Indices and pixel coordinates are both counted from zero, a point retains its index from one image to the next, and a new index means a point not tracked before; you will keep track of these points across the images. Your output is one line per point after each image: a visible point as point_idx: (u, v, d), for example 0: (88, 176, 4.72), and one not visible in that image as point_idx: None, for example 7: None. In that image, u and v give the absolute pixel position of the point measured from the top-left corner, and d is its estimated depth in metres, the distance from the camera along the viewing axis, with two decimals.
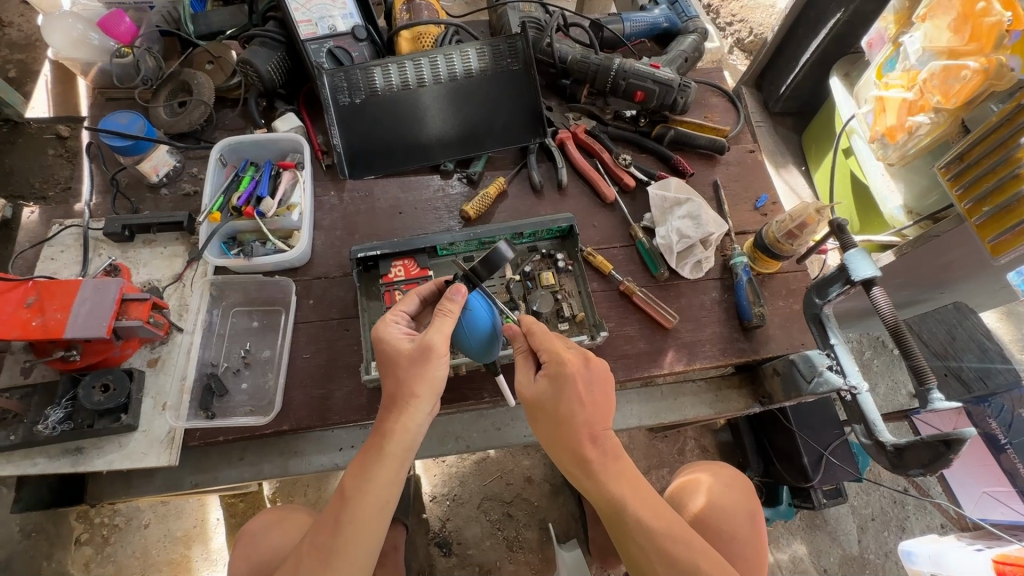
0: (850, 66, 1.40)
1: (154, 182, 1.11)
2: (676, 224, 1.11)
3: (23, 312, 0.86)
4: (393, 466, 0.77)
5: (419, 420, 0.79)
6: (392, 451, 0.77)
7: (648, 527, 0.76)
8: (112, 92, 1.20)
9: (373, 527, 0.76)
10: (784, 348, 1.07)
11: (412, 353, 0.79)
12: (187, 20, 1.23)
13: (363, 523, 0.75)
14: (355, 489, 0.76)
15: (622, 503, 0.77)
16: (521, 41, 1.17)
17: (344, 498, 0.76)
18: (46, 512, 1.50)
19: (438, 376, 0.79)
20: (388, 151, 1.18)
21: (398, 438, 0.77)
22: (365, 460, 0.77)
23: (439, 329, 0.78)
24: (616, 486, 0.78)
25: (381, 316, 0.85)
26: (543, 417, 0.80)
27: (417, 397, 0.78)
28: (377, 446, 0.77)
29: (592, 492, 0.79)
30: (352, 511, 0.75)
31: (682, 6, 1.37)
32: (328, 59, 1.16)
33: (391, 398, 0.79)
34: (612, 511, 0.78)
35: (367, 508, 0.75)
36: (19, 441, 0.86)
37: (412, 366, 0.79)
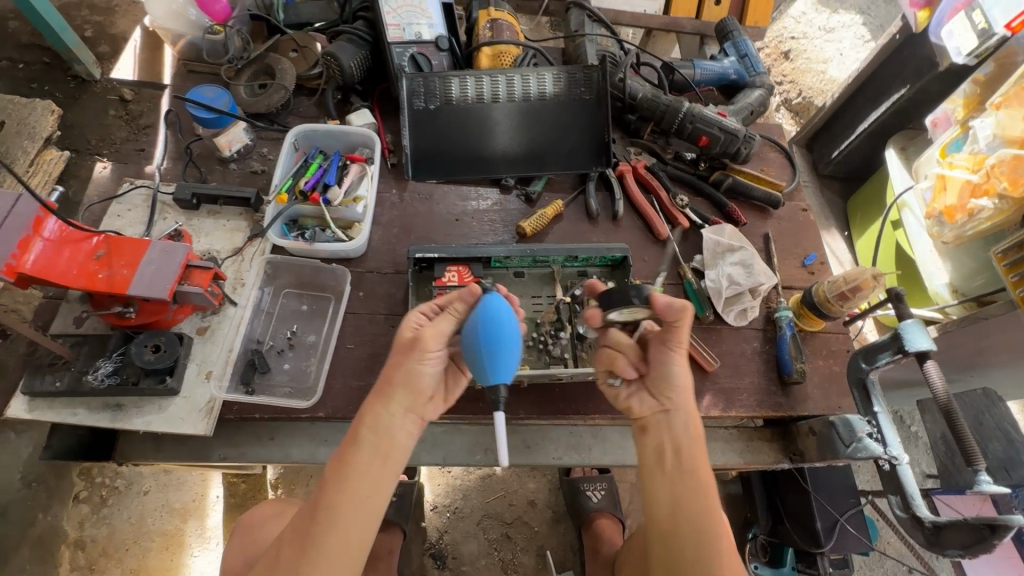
0: (907, 141, 1.40)
1: (225, 156, 1.14)
2: (727, 269, 1.12)
3: (91, 263, 0.87)
4: (372, 460, 0.73)
5: (394, 410, 0.76)
6: (367, 439, 0.73)
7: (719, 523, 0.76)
8: (196, 66, 1.25)
9: (364, 524, 0.71)
10: (820, 409, 1.07)
11: (403, 343, 0.77)
12: (279, 9, 1.29)
13: (345, 521, 0.70)
14: (331, 484, 0.72)
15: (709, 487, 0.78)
16: (597, 73, 1.20)
17: (319, 495, 0.72)
18: (52, 464, 1.50)
19: (421, 372, 0.76)
20: (452, 158, 1.20)
21: (375, 427, 0.75)
22: (342, 455, 0.74)
23: (436, 330, 0.77)
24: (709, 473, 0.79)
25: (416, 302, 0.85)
26: (686, 373, 0.84)
27: (391, 386, 0.76)
28: (353, 435, 0.75)
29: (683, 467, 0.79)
30: (334, 500, 0.71)
31: (751, 61, 1.40)
32: (409, 63, 1.20)
33: (377, 389, 0.77)
34: (702, 492, 0.77)
35: (349, 499, 0.71)
36: (65, 388, 0.87)
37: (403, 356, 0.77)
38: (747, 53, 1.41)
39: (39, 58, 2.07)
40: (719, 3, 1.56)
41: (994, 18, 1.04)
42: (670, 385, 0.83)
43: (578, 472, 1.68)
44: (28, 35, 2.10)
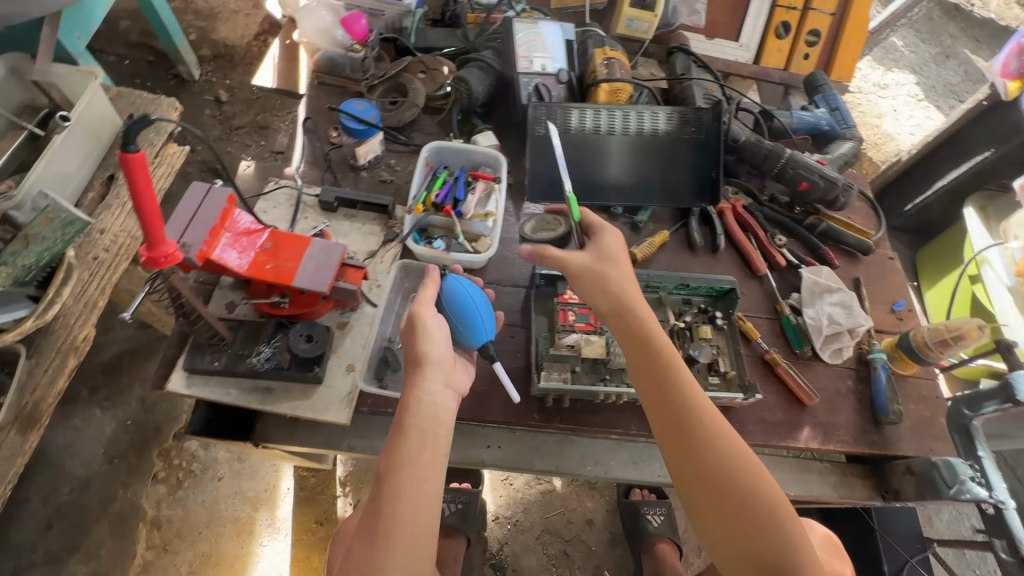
0: (986, 201, 1.50)
1: (359, 163, 1.22)
2: (828, 308, 1.18)
3: (260, 254, 0.94)
4: (426, 449, 0.77)
5: (431, 387, 0.82)
6: (414, 425, 0.78)
7: (728, 450, 0.78)
8: (328, 79, 1.33)
9: (424, 507, 0.74)
10: (914, 451, 1.10)
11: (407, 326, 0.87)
12: (412, 33, 1.40)
13: (411, 509, 0.73)
14: (391, 471, 0.75)
15: (695, 416, 0.80)
16: (708, 115, 1.28)
17: (379, 484, 0.75)
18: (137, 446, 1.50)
19: (429, 335, 0.85)
20: (566, 183, 1.27)
21: (415, 406, 0.80)
22: (390, 445, 0.77)
23: (423, 298, 0.89)
24: (695, 404, 0.81)
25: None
26: (622, 279, 0.91)
27: (422, 364, 0.83)
28: (398, 421, 0.80)
29: (665, 405, 0.82)
30: (394, 488, 0.74)
31: (842, 114, 1.48)
32: (532, 92, 1.28)
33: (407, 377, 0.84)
34: (689, 425, 0.80)
35: (409, 484, 0.74)
36: (224, 368, 0.93)
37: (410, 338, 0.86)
38: (838, 107, 1.49)
39: (145, 57, 2.21)
40: (808, 57, 1.66)
41: None
42: (596, 287, 0.90)
43: (637, 495, 1.70)
44: (138, 35, 2.23)
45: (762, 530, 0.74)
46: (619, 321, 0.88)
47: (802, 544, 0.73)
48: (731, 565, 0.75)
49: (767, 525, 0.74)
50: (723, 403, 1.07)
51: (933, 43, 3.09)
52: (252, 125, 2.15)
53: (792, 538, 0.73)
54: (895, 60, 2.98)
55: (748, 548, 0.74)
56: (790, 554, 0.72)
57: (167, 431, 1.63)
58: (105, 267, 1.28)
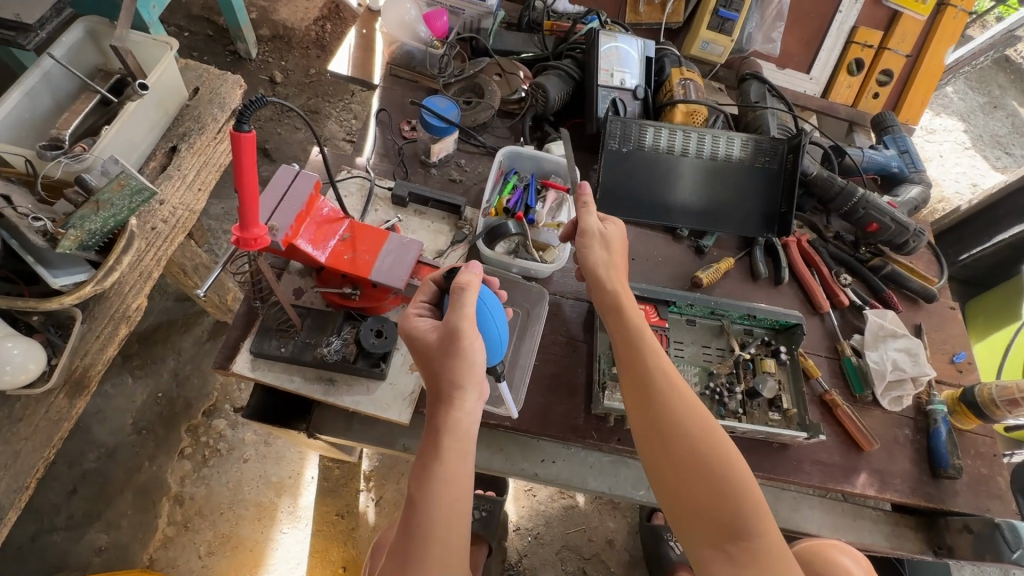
0: None
1: (431, 160, 1.21)
2: (892, 354, 1.16)
3: (338, 244, 0.93)
4: (458, 470, 0.74)
5: (469, 407, 0.78)
6: (449, 447, 0.74)
7: (690, 415, 0.80)
8: (400, 71, 1.33)
9: (458, 523, 0.72)
10: (971, 508, 1.08)
11: (440, 343, 0.77)
12: (490, 35, 1.40)
13: (441, 526, 0.70)
14: (425, 490, 0.71)
15: (657, 381, 0.83)
16: (783, 146, 1.28)
17: (411, 505, 0.71)
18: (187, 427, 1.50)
19: (474, 359, 0.76)
20: (633, 200, 1.26)
21: (452, 423, 0.76)
22: (424, 466, 0.73)
23: (463, 314, 0.77)
24: (657, 370, 0.84)
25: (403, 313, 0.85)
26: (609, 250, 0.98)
27: (462, 388, 0.77)
28: (433, 442, 0.75)
29: (631, 371, 0.86)
30: (428, 513, 0.70)
31: (912, 158, 1.47)
32: (609, 106, 1.27)
33: (437, 395, 0.78)
34: (650, 390, 0.83)
35: (444, 507, 0.71)
36: (290, 355, 0.92)
37: (444, 356, 0.77)
38: (908, 150, 1.48)
39: (204, 31, 2.21)
40: (877, 96, 1.64)
41: None
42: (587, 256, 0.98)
43: (660, 520, 1.67)
44: (200, 9, 2.24)
45: (719, 494, 0.74)
46: (600, 296, 0.95)
47: (760, 510, 0.72)
48: (692, 526, 0.75)
49: (728, 491, 0.74)
50: (782, 439, 1.05)
51: (982, 92, 3.07)
52: (304, 108, 2.15)
53: (751, 504, 0.73)
54: (944, 105, 2.97)
55: (705, 511, 0.74)
56: (747, 519, 0.72)
57: (197, 407, 1.63)
58: (163, 237, 1.22)
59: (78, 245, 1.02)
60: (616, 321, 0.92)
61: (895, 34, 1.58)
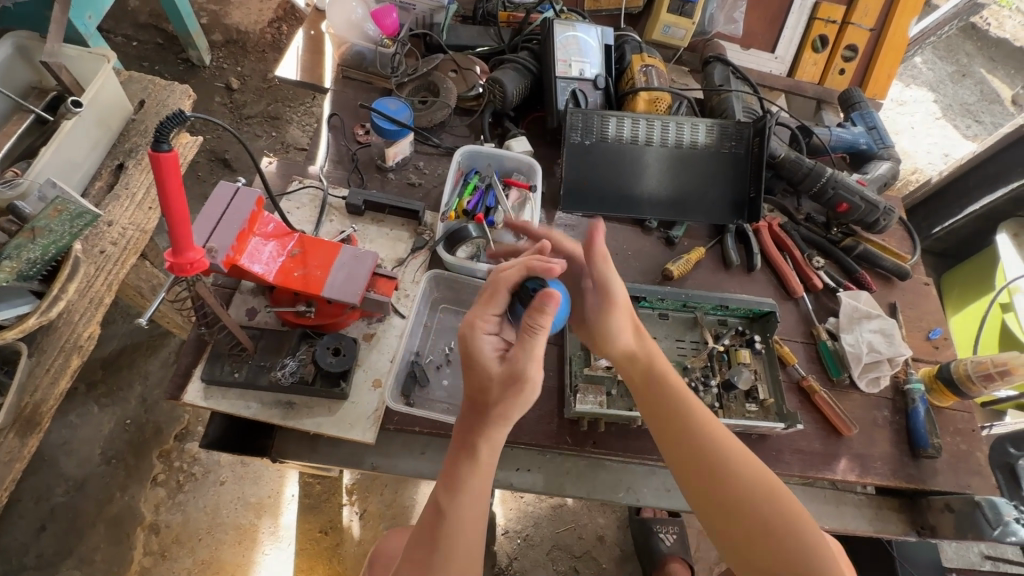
0: (1020, 228, 1.46)
1: (387, 165, 1.17)
2: (867, 336, 1.14)
3: (286, 261, 0.89)
4: (483, 477, 0.73)
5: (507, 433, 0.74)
6: (483, 460, 0.72)
7: (733, 456, 0.77)
8: (353, 73, 1.28)
9: (476, 528, 0.71)
10: (952, 486, 1.07)
11: (504, 380, 0.72)
12: (444, 30, 1.34)
13: (462, 527, 0.70)
14: (453, 500, 0.71)
15: (694, 424, 0.80)
16: (749, 130, 1.25)
17: (439, 510, 0.71)
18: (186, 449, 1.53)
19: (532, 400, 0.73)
20: (599, 194, 1.23)
21: (481, 441, 0.72)
22: (454, 474, 0.72)
23: (533, 358, 0.71)
24: (684, 401, 0.82)
25: (470, 317, 0.77)
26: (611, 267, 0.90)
27: (507, 420, 0.73)
28: (467, 454, 0.72)
29: (662, 418, 0.82)
30: (452, 525, 0.70)
31: (880, 133, 1.45)
32: (569, 98, 1.24)
33: (477, 411, 0.74)
34: (682, 425, 0.80)
35: (468, 519, 0.71)
36: (244, 380, 0.88)
37: (500, 388, 0.72)
38: (875, 126, 1.46)
39: (154, 39, 2.13)
40: (843, 72, 1.62)
41: None
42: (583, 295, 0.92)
43: (649, 513, 1.67)
44: (147, 16, 2.15)
45: (779, 537, 0.71)
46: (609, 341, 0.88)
47: (822, 543, 0.70)
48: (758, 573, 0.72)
49: (793, 534, 0.70)
50: (761, 431, 1.04)
51: (949, 61, 3.07)
52: (264, 114, 2.09)
53: (814, 542, 0.70)
54: (913, 77, 2.97)
55: (751, 540, 0.72)
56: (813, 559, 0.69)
57: (168, 432, 1.57)
58: (113, 260, 1.15)
59: (15, 276, 0.97)
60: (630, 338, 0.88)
61: (857, 8, 1.55)
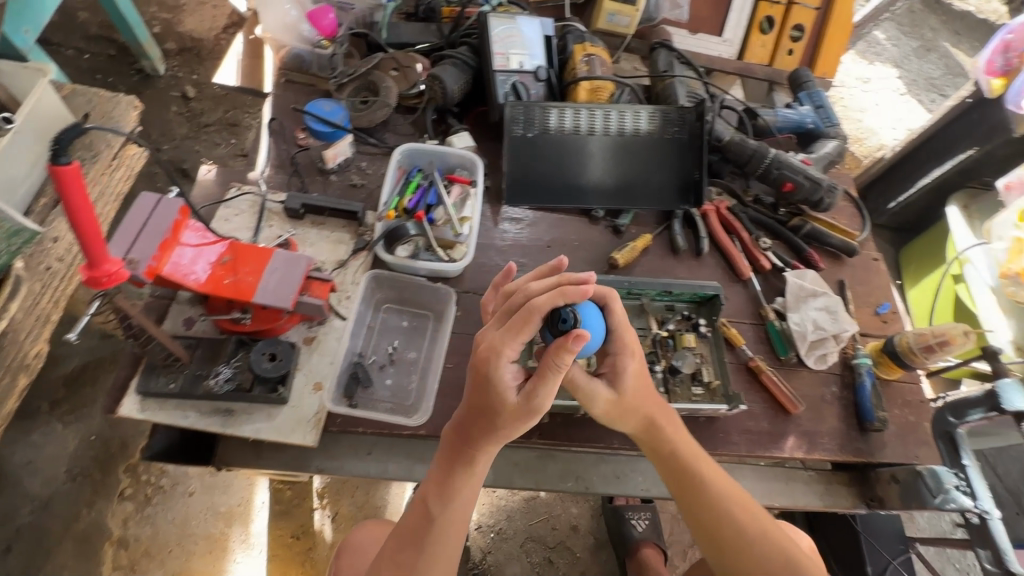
0: (968, 199, 1.48)
1: (328, 167, 1.16)
2: (812, 314, 1.15)
3: (216, 269, 0.88)
4: (471, 484, 0.84)
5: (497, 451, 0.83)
6: (477, 471, 0.84)
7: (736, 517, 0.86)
8: (295, 76, 1.27)
9: (457, 531, 0.85)
10: (899, 457, 1.09)
11: (516, 410, 0.76)
12: (383, 28, 1.32)
13: (446, 525, 0.84)
14: (441, 510, 0.83)
15: (705, 491, 0.87)
16: (691, 114, 1.25)
17: (430, 514, 0.84)
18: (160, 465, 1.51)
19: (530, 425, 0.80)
20: (545, 186, 1.23)
21: (479, 459, 0.82)
22: (449, 482, 0.83)
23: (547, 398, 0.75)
24: (687, 450, 0.89)
25: (497, 343, 0.75)
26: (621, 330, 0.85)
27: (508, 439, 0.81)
28: (466, 463, 0.82)
29: (677, 484, 0.89)
30: (437, 530, 0.83)
31: (828, 112, 1.45)
32: (510, 91, 1.23)
33: (482, 426, 0.79)
34: (682, 474, 0.88)
35: (452, 525, 0.84)
36: (181, 390, 0.87)
37: (510, 416, 0.77)
38: (823, 104, 1.46)
39: (106, 51, 2.10)
40: (792, 53, 1.63)
41: None
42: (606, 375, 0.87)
43: (622, 500, 1.69)
44: (98, 27, 2.11)
45: None
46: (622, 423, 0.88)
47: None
48: None
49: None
50: (707, 413, 1.05)
51: (914, 36, 3.08)
52: (222, 122, 2.06)
53: None
54: (877, 53, 2.97)
55: (730, 570, 0.85)
56: None
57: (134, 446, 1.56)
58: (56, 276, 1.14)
59: None
60: (611, 390, 0.84)
61: None
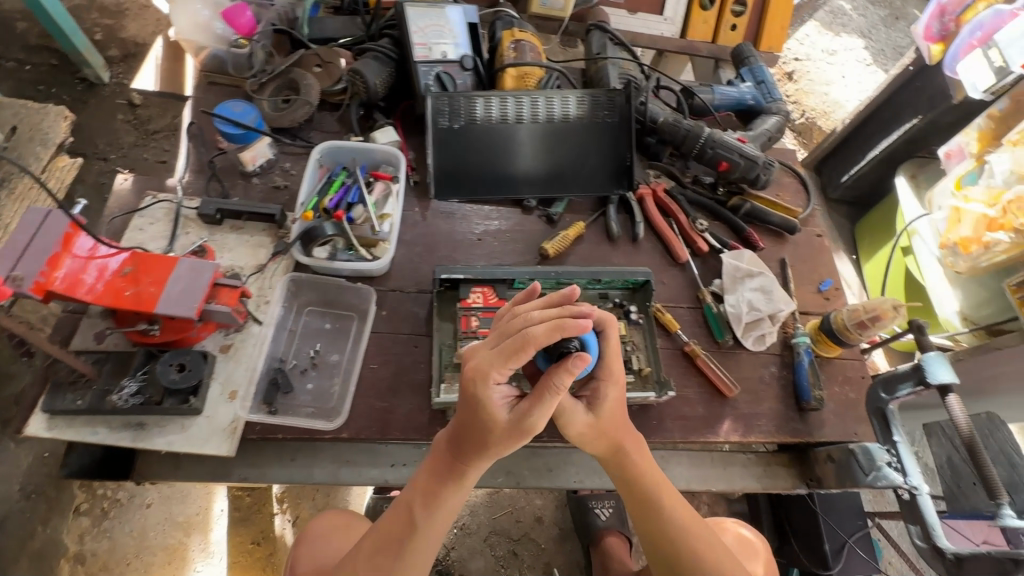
0: (916, 169, 1.44)
1: (249, 170, 1.13)
2: (748, 295, 1.14)
3: (118, 280, 0.86)
4: (458, 493, 0.86)
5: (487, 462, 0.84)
6: (467, 480, 0.85)
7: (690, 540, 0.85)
8: (219, 78, 1.23)
9: (436, 537, 0.87)
10: (838, 435, 1.08)
11: (509, 429, 0.76)
12: (304, 25, 1.29)
13: (430, 530, 0.85)
14: (425, 518, 0.85)
15: (660, 513, 0.86)
16: (620, 97, 1.22)
17: (413, 523, 0.84)
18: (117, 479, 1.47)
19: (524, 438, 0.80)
20: (475, 178, 1.20)
21: (470, 470, 0.83)
22: (438, 490, 0.84)
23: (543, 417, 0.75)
24: (654, 483, 0.87)
25: (487, 368, 0.73)
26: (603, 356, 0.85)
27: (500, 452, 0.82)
28: (457, 474, 0.83)
29: (635, 506, 0.88)
30: (420, 535, 0.84)
31: (768, 87, 1.42)
32: (434, 82, 1.20)
33: (473, 441, 0.80)
34: (645, 509, 0.87)
35: (434, 531, 0.85)
36: (87, 407, 0.86)
37: (503, 433, 0.77)
38: (764, 79, 1.43)
39: (47, 60, 2.04)
40: (735, 28, 1.59)
41: (1012, 57, 1.03)
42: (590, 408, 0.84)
43: (586, 489, 1.68)
44: (37, 37, 2.06)
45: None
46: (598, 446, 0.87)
47: None
48: None
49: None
50: (639, 401, 1.03)
51: (883, 4, 3.01)
52: (169, 127, 2.02)
53: None
54: (845, 23, 2.91)
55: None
56: None
57: None
58: None
59: None
60: (590, 415, 0.83)
61: None
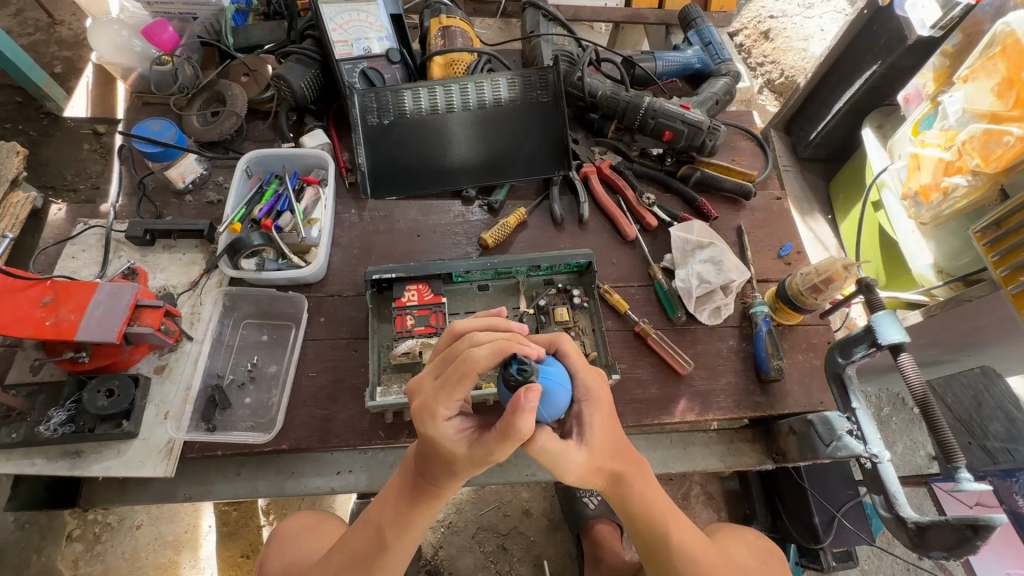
0: (884, 119, 1.38)
1: (180, 188, 1.12)
2: (697, 267, 1.09)
3: (38, 311, 0.85)
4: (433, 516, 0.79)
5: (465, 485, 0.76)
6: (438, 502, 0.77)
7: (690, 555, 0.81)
8: (150, 97, 1.21)
9: (406, 553, 0.82)
10: (802, 406, 1.04)
11: (469, 461, 0.66)
12: (227, 33, 1.26)
13: (400, 548, 0.80)
14: (392, 538, 0.79)
15: (669, 539, 0.80)
16: (552, 74, 1.17)
17: (383, 542, 0.79)
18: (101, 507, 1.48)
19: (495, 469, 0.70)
20: (410, 174, 1.17)
21: (444, 495, 0.75)
22: (410, 511, 0.77)
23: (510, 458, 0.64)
24: (660, 513, 0.80)
25: (431, 402, 0.64)
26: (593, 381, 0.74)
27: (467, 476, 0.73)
28: (425, 498, 0.76)
29: (638, 533, 0.81)
30: (388, 555, 0.79)
31: (716, 48, 1.36)
32: (359, 79, 1.17)
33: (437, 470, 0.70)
34: (652, 536, 0.81)
35: (403, 550, 0.80)
36: (20, 440, 0.85)
37: (465, 465, 0.67)
38: (711, 40, 1.37)
39: (12, 98, 1.89)
40: None
41: None
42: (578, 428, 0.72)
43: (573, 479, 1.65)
44: None
45: None
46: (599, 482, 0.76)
47: None
48: None
49: None
50: None
51: None
52: None
53: None
54: None
55: None
56: None
57: None
58: None
59: None
60: (583, 452, 0.71)
61: None
